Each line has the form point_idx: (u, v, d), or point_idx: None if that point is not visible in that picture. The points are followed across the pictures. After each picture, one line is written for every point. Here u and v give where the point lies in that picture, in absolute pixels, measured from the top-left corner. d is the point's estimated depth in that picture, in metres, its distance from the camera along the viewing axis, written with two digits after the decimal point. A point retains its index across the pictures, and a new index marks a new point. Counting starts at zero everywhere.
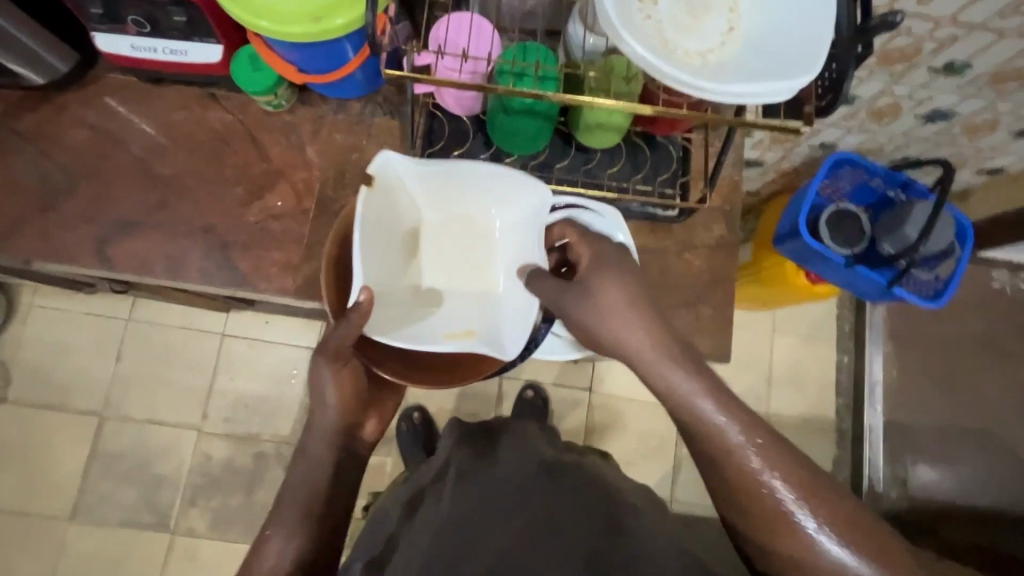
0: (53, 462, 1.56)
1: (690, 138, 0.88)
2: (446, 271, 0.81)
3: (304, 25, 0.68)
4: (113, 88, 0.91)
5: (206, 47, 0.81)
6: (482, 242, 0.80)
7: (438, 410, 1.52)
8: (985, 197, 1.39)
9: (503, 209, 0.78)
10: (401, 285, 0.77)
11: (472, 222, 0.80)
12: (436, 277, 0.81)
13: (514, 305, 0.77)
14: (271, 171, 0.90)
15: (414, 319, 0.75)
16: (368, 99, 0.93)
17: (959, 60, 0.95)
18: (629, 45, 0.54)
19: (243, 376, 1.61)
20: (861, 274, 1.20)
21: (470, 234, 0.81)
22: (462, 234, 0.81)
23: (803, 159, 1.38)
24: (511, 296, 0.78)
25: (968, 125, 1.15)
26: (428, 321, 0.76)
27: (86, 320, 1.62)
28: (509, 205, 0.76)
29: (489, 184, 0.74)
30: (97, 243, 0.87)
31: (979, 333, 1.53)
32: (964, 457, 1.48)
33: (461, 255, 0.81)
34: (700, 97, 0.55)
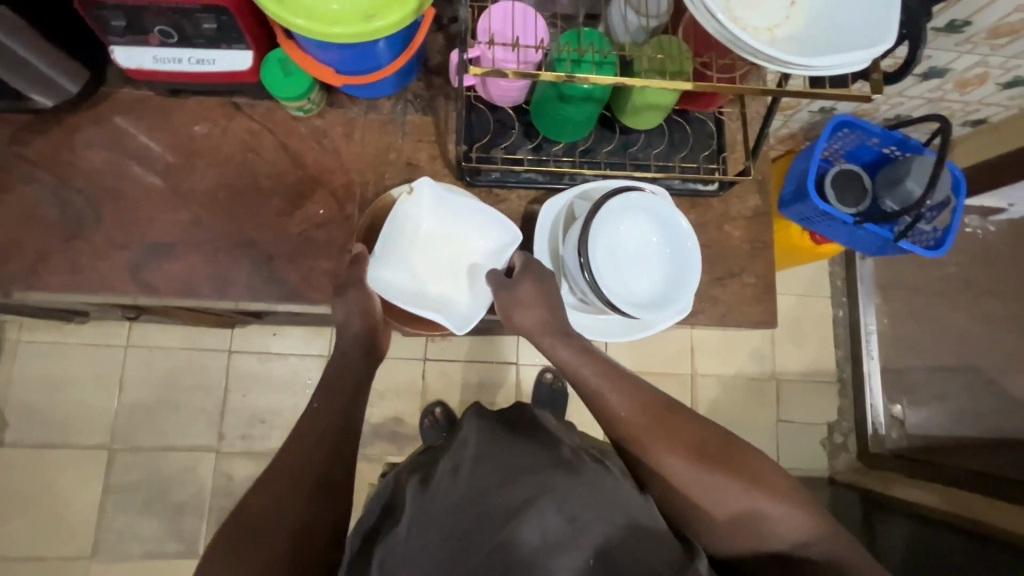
0: (63, 502, 1.49)
1: (724, 113, 0.91)
2: (431, 276, 0.85)
3: (350, 26, 0.66)
4: (127, 104, 0.87)
5: (235, 53, 0.78)
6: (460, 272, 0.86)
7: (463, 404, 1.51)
8: (967, 148, 1.46)
9: (490, 243, 0.84)
10: (394, 270, 0.82)
11: (464, 247, 0.86)
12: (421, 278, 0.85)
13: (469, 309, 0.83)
14: (307, 178, 0.88)
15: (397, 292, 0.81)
16: (398, 96, 0.91)
17: (959, 19, 1.00)
18: (709, 13, 0.55)
19: (257, 391, 1.57)
20: (868, 231, 1.23)
21: (457, 257, 0.86)
22: (453, 253, 0.86)
23: (802, 125, 1.41)
24: (469, 306, 0.83)
25: (959, 81, 1.21)
26: (405, 296, 0.81)
27: (81, 350, 1.54)
28: (492, 240, 0.84)
29: (491, 224, 0.83)
30: (133, 269, 0.83)
31: (953, 276, 1.59)
32: (954, 393, 1.55)
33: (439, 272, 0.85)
34: (777, 71, 0.56)
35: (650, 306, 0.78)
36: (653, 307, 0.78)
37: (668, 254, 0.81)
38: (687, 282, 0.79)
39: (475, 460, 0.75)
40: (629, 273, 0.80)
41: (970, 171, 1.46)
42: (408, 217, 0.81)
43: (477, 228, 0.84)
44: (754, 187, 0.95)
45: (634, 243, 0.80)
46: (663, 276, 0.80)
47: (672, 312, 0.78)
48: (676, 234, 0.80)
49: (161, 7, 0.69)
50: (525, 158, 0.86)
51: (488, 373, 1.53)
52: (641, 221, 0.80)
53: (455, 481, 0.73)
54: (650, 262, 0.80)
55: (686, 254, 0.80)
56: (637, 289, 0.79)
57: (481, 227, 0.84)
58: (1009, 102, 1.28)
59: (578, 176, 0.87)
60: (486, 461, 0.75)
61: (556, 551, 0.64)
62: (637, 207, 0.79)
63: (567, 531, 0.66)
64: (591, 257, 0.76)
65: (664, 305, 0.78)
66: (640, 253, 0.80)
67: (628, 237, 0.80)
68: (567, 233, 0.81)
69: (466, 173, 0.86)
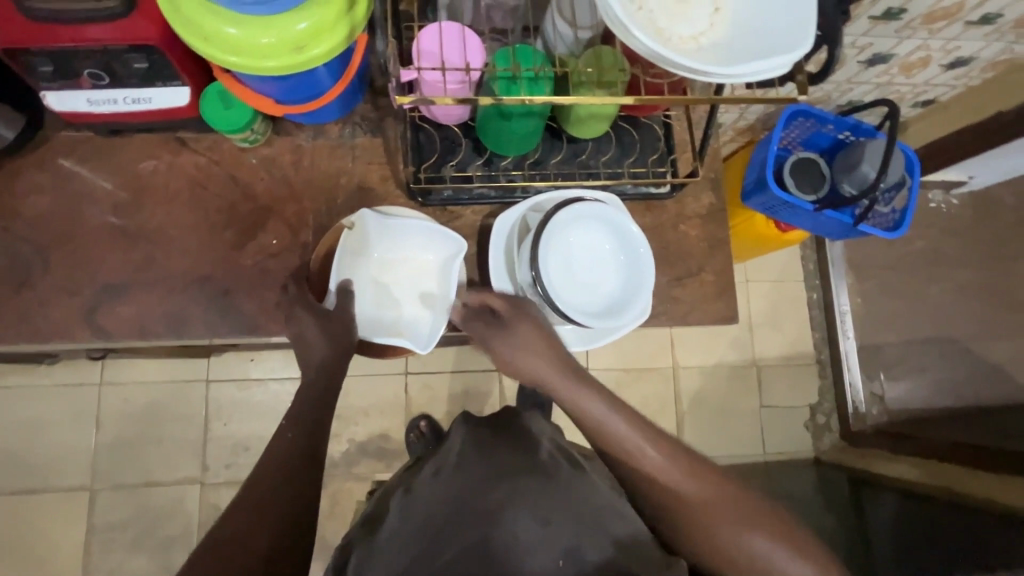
0: (45, 548, 1.41)
1: (671, 115, 0.92)
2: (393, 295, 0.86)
3: (283, 60, 0.66)
4: (67, 147, 0.86)
5: (171, 90, 0.77)
6: (420, 288, 0.86)
7: (445, 415, 1.49)
8: (921, 127, 1.48)
9: (439, 254, 0.85)
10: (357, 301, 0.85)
11: (419, 260, 0.86)
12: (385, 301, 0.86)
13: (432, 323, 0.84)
14: (258, 209, 0.87)
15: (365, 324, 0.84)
16: (344, 120, 0.90)
17: (894, 7, 1.01)
18: (634, 37, 0.55)
19: (238, 417, 1.48)
20: (828, 218, 1.22)
21: (416, 271, 0.87)
22: (411, 269, 0.87)
23: (758, 116, 1.41)
24: (433, 318, 0.85)
25: (904, 65, 1.23)
26: (373, 326, 0.84)
27: (53, 393, 1.45)
28: (441, 253, 0.84)
29: (434, 236, 0.83)
30: (88, 313, 0.82)
31: (921, 251, 1.62)
32: (932, 365, 1.58)
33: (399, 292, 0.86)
34: (704, 81, 0.57)
35: (607, 314, 0.79)
36: (610, 315, 0.79)
37: (622, 260, 0.81)
38: (643, 286, 0.80)
39: (455, 468, 0.73)
40: (584, 284, 0.81)
41: (925, 149, 1.48)
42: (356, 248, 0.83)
43: (428, 245, 0.85)
44: (706, 186, 0.96)
45: (587, 254, 0.81)
46: (618, 283, 0.81)
47: (630, 317, 0.79)
48: (627, 240, 0.81)
49: (88, 50, 0.69)
50: (475, 175, 0.86)
51: (469, 382, 1.50)
52: (592, 231, 0.81)
53: (433, 490, 0.71)
54: (604, 271, 0.81)
55: (638, 259, 0.80)
56: (593, 298, 0.80)
57: (429, 240, 0.84)
58: (955, 82, 1.30)
59: (530, 189, 0.88)
60: (470, 466, 0.72)
61: (531, 551, 0.61)
62: (586, 218, 0.80)
63: (547, 537, 0.62)
64: (541, 273, 0.77)
65: (621, 312, 0.79)
66: (593, 262, 0.81)
67: (579, 248, 0.81)
68: (520, 247, 0.82)
69: (418, 194, 0.87)
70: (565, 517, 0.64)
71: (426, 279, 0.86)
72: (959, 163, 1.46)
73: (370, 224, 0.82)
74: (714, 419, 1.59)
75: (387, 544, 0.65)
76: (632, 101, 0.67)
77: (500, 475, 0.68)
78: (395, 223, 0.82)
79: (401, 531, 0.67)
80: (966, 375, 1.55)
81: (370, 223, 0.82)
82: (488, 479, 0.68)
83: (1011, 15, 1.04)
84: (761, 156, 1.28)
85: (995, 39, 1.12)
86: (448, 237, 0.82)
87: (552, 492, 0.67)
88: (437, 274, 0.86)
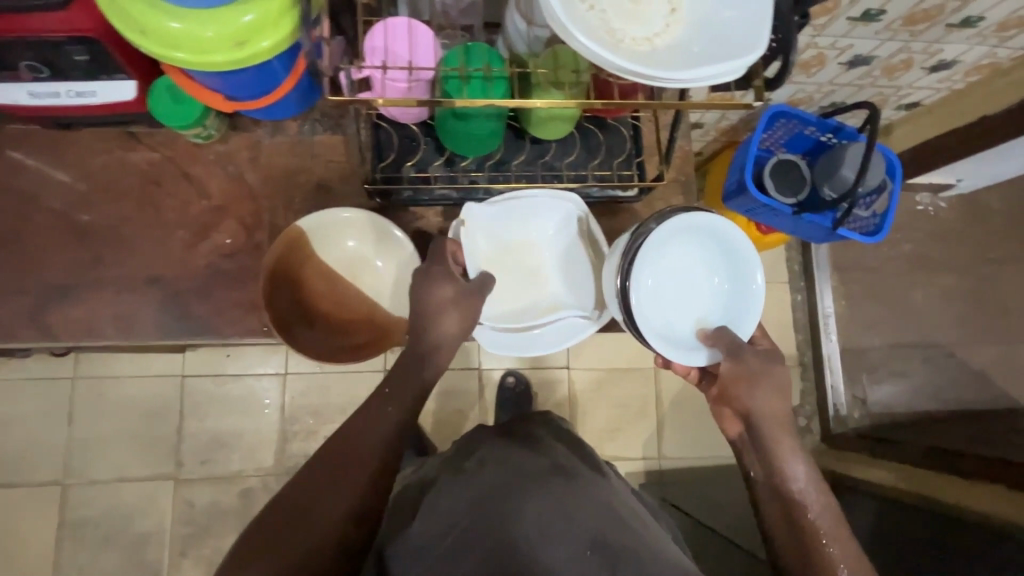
0: (17, 543, 1.37)
1: (639, 116, 0.89)
2: (519, 282, 0.88)
3: (227, 55, 0.63)
4: (14, 141, 0.83)
5: (117, 84, 0.74)
6: (540, 267, 0.89)
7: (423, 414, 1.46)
8: (905, 130, 1.46)
9: (547, 231, 0.88)
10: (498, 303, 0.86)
11: (530, 240, 0.88)
12: (517, 290, 0.88)
13: (577, 296, 0.88)
14: (213, 207, 0.85)
15: (516, 316, 0.87)
16: (304, 116, 0.87)
17: (874, 8, 0.99)
18: (577, 40, 0.53)
19: (215, 414, 1.44)
20: (807, 221, 1.20)
21: (529, 250, 0.88)
22: (522, 249, 0.88)
23: (740, 116, 1.38)
24: (578, 293, 0.88)
25: (887, 67, 1.20)
26: (529, 316, 0.87)
27: (25, 386, 1.42)
28: (555, 227, 0.87)
29: (543, 209, 0.85)
30: (36, 312, 0.80)
31: (906, 254, 1.59)
32: (913, 367, 1.57)
33: (528, 278, 0.88)
34: (657, 86, 0.56)
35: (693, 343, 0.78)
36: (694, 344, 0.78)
37: (716, 281, 0.81)
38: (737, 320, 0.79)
39: (480, 468, 0.74)
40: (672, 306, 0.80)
41: (909, 152, 1.46)
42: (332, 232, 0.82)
43: (540, 221, 0.87)
44: (676, 189, 0.94)
45: (682, 276, 0.81)
46: (712, 313, 0.80)
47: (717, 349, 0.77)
48: (729, 270, 0.80)
49: (24, 42, 0.66)
50: (435, 176, 0.84)
51: (447, 381, 1.47)
52: (688, 247, 0.80)
53: (456, 491, 0.72)
54: (695, 299, 0.81)
55: (739, 294, 0.79)
56: (679, 323, 0.79)
57: (532, 218, 0.86)
58: (939, 85, 1.28)
59: (492, 191, 0.86)
60: (494, 469, 0.73)
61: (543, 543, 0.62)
62: (691, 239, 0.80)
63: (559, 529, 0.63)
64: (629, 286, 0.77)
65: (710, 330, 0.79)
66: (687, 285, 0.80)
67: (672, 269, 0.81)
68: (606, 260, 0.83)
69: (376, 195, 0.85)
70: (587, 514, 0.65)
71: (544, 255, 0.88)
72: (945, 166, 1.43)
73: (483, 213, 0.82)
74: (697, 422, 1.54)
75: (420, 538, 0.68)
76: (592, 106, 0.65)
77: (524, 478, 0.70)
78: (511, 206, 0.83)
79: (430, 526, 0.68)
80: (947, 379, 1.54)
81: (482, 213, 0.82)
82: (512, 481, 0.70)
83: (994, 18, 1.02)
84: (741, 158, 1.25)
85: (979, 42, 1.10)
86: (554, 205, 0.85)
87: (569, 492, 0.68)
88: (558, 250, 0.89)
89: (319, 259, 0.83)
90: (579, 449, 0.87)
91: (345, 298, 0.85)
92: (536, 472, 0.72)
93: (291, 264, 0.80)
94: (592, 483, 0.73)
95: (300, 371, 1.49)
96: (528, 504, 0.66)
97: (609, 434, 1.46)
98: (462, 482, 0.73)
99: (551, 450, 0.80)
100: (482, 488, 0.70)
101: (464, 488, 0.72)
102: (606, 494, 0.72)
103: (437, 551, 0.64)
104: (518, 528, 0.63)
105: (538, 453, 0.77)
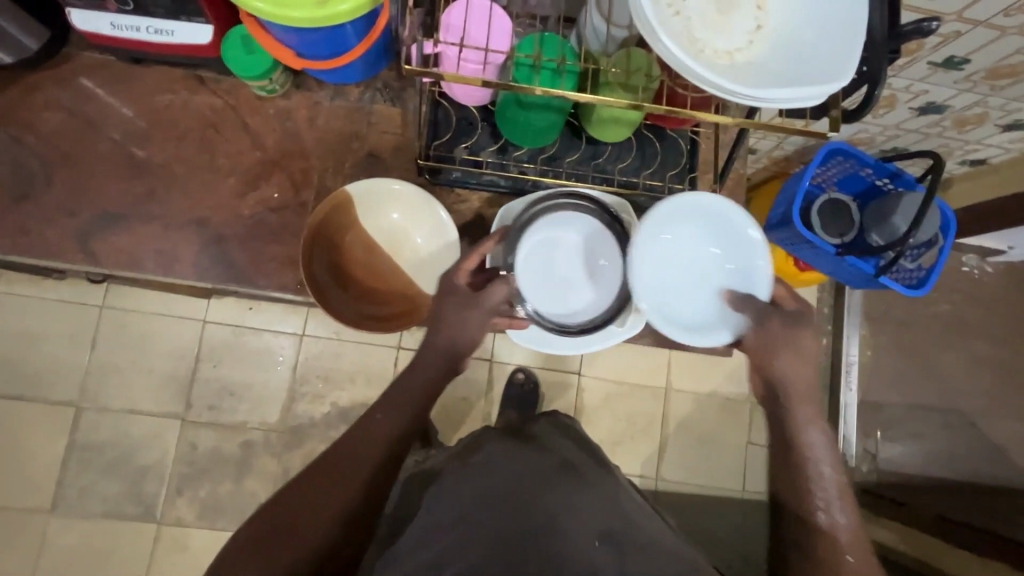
0: (26, 455, 1.41)
1: (699, 131, 0.88)
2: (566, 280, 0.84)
3: (308, 12, 0.64)
4: (87, 68, 0.85)
5: (195, 27, 0.76)
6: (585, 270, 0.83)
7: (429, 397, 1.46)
8: (965, 187, 1.40)
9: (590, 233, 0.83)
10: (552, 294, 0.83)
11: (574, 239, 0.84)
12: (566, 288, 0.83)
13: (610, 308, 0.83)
14: (266, 160, 0.86)
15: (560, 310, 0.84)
16: (366, 84, 0.88)
17: (958, 56, 0.95)
18: (661, 43, 0.52)
19: (229, 363, 1.46)
20: (849, 264, 1.16)
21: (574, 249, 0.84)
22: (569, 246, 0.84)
23: (796, 148, 1.34)
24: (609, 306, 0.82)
25: (958, 118, 1.16)
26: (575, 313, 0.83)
27: (54, 307, 1.45)
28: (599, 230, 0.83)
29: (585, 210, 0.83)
30: (84, 236, 0.83)
31: (942, 315, 1.51)
32: (930, 432, 1.47)
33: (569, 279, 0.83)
34: (733, 103, 0.55)
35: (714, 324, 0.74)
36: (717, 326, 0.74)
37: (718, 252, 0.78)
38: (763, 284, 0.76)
39: (496, 452, 0.73)
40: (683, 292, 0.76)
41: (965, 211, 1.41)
42: (373, 202, 0.82)
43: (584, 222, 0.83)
44: None
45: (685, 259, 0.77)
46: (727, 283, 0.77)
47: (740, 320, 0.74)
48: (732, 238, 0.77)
49: None
50: (486, 161, 0.84)
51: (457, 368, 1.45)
52: (684, 230, 0.78)
53: (472, 470, 0.70)
54: (705, 279, 0.77)
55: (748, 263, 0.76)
56: (696, 308, 0.75)
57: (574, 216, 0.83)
58: (1009, 145, 1.23)
59: (540, 184, 0.86)
60: (512, 453, 0.72)
61: (557, 528, 0.60)
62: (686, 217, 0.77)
63: (580, 515, 0.62)
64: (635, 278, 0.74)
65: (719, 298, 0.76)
66: (693, 267, 0.77)
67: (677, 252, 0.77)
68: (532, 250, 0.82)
69: (426, 171, 0.85)
70: (596, 511, 0.63)
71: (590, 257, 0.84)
72: (1000, 231, 1.37)
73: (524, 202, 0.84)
74: (702, 449, 1.46)
75: (431, 504, 0.66)
76: (664, 111, 0.64)
77: (530, 474, 0.68)
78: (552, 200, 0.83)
79: (443, 496, 0.66)
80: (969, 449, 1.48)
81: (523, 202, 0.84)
82: (514, 475, 0.68)
83: None
84: (789, 189, 1.21)
85: None
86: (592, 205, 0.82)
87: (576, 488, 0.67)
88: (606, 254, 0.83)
89: (360, 225, 0.84)
90: (588, 449, 0.87)
91: (377, 267, 0.85)
92: (542, 467, 0.70)
93: (332, 228, 0.82)
94: (598, 480, 0.72)
95: (317, 334, 1.50)
96: (546, 492, 0.65)
97: (609, 447, 1.45)
98: (464, 471, 0.71)
99: (553, 445, 0.77)
100: (482, 481, 0.67)
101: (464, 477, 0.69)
102: (627, 499, 0.71)
103: (446, 527, 0.62)
104: (519, 522, 0.61)
105: (541, 447, 0.75)
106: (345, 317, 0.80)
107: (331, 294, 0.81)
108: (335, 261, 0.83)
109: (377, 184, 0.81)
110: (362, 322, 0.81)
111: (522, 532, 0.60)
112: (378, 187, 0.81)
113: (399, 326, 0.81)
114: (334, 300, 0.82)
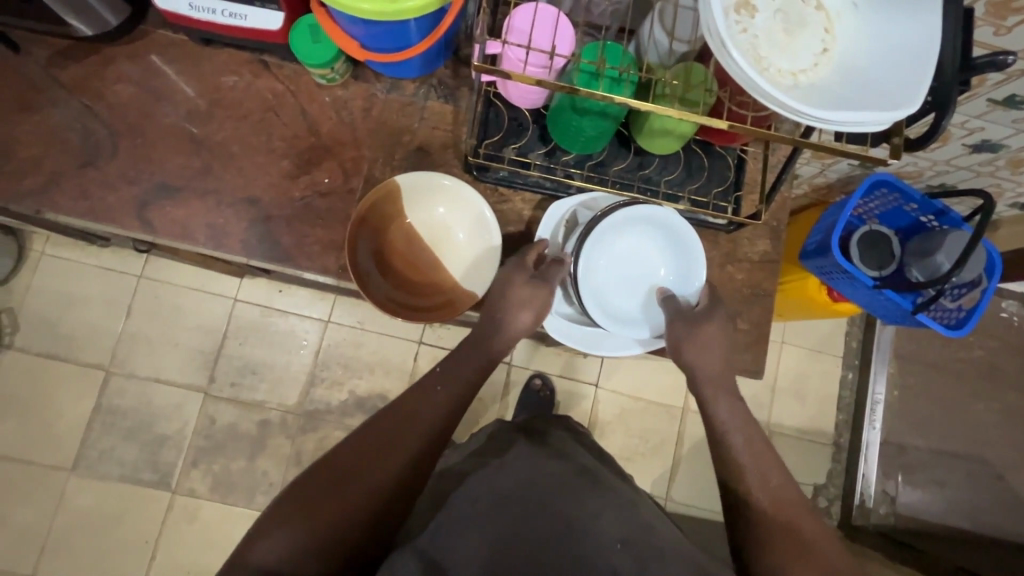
0: (56, 413, 1.46)
1: (747, 150, 0.88)
2: None
3: (379, 5, 0.66)
4: (160, 45, 0.89)
5: (266, 13, 0.79)
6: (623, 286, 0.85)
7: None
8: (1013, 231, 1.36)
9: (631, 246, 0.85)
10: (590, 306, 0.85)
11: None
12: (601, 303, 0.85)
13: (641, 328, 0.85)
14: (319, 146, 0.89)
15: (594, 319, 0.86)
16: (422, 80, 0.90)
17: (1019, 95, 0.93)
18: (729, 57, 0.53)
19: (254, 342, 1.50)
20: (886, 298, 1.13)
21: None
22: None
23: (839, 177, 1.32)
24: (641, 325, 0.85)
25: (1013, 159, 1.13)
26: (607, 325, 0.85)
27: (95, 274, 1.50)
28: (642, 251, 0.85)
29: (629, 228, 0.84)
30: (139, 205, 0.86)
31: (976, 361, 1.46)
32: (954, 480, 1.42)
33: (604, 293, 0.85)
34: (797, 121, 0.54)
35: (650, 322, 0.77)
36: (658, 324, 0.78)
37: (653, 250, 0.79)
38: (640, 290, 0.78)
39: (519, 459, 0.73)
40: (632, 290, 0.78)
41: (1011, 255, 1.36)
42: (420, 195, 0.84)
43: None
44: (765, 233, 0.92)
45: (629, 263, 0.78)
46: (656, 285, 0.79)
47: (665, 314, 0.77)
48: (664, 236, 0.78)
49: None
50: (534, 162, 0.85)
51: None
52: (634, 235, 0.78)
53: (500, 473, 0.71)
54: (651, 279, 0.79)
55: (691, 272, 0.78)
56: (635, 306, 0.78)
57: None
58: None
59: (584, 189, 0.87)
60: (534, 462, 0.72)
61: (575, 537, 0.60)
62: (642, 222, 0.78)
63: (590, 522, 0.62)
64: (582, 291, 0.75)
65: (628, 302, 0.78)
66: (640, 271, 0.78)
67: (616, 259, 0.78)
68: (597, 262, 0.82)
69: (473, 167, 0.87)
70: (607, 519, 0.63)
71: None
72: None
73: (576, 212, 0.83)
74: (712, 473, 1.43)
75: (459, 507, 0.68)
76: (722, 127, 0.64)
77: (548, 483, 0.67)
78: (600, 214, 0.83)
79: (474, 498, 0.68)
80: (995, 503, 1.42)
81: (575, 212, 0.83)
82: (536, 483, 0.68)
83: None
84: (830, 217, 1.19)
85: None
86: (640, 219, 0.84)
87: (599, 496, 0.66)
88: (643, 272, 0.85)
89: (404, 217, 0.86)
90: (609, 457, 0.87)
91: (417, 259, 0.87)
92: (565, 476, 0.69)
93: (378, 216, 0.84)
94: (619, 489, 0.71)
95: (342, 322, 1.53)
96: (566, 500, 0.65)
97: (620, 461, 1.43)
98: (488, 475, 0.72)
99: (581, 454, 0.77)
100: (507, 484, 0.69)
101: (483, 483, 0.70)
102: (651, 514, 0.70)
103: (471, 527, 0.64)
104: (530, 528, 0.62)
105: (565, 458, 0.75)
106: (379, 303, 0.81)
107: (369, 280, 0.83)
108: (376, 249, 0.85)
109: (428, 179, 0.82)
110: (395, 309, 0.82)
111: (538, 540, 0.60)
112: (429, 182, 0.82)
113: (432, 318, 0.82)
114: (371, 286, 0.83)
